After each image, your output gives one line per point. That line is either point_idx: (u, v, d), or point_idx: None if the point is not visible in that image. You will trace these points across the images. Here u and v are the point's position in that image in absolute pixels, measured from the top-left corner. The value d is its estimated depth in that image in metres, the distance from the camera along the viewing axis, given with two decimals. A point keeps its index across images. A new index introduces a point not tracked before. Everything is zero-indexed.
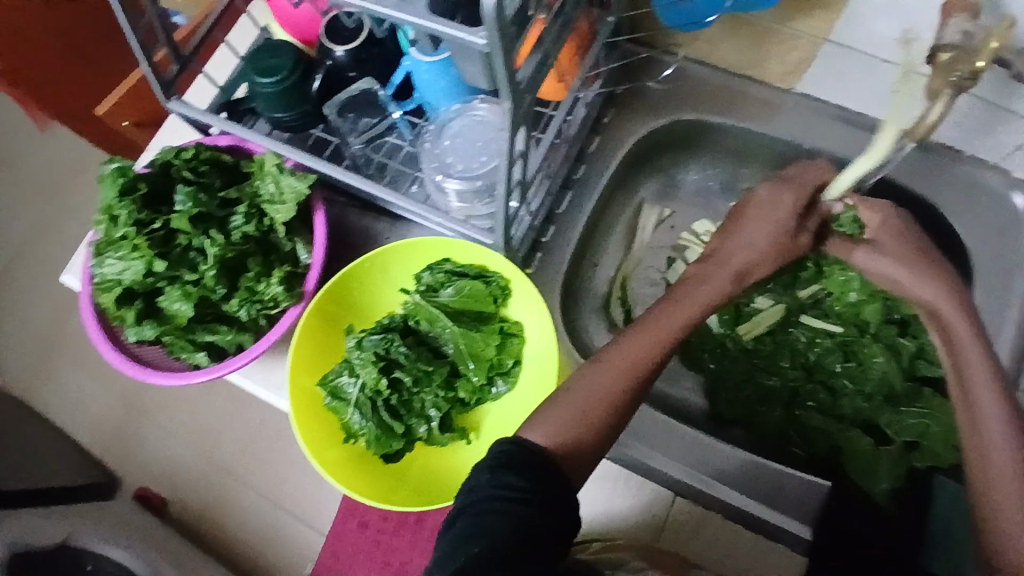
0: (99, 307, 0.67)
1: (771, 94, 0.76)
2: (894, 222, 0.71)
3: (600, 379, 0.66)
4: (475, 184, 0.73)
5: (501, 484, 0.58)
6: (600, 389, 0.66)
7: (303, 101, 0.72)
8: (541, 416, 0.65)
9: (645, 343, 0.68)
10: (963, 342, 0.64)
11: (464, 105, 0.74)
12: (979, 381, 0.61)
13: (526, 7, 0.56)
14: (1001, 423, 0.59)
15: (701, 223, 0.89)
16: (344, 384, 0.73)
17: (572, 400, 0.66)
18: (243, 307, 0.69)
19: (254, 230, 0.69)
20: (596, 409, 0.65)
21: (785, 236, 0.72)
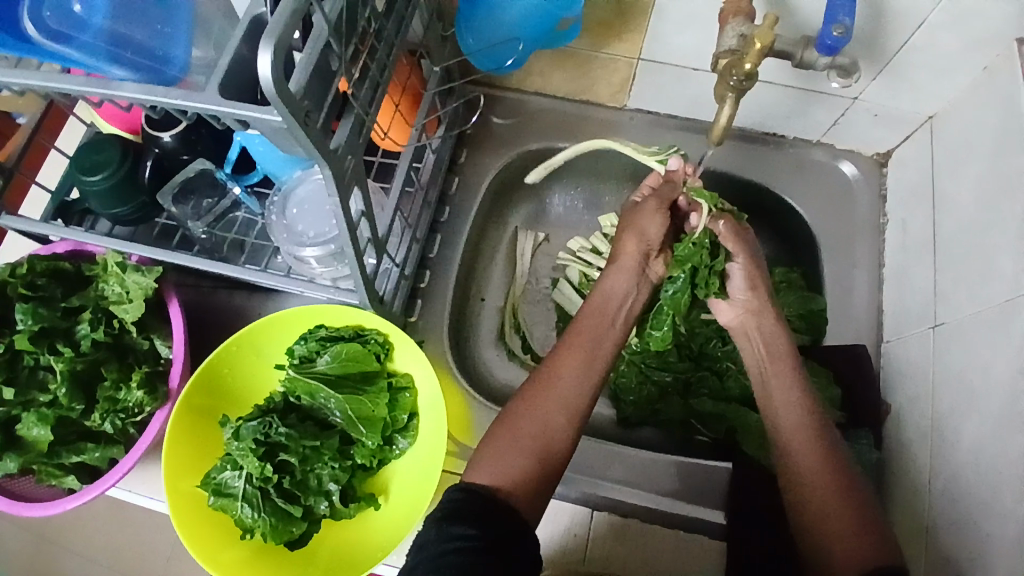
0: None
1: (609, 115, 0.90)
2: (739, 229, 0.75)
3: (539, 400, 0.61)
4: (329, 248, 0.68)
5: (451, 535, 0.51)
6: (541, 411, 0.60)
7: (137, 194, 0.73)
8: (480, 460, 0.59)
9: (576, 353, 0.64)
10: (780, 374, 0.67)
11: (305, 171, 0.70)
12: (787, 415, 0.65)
13: (327, 67, 0.49)
14: (818, 456, 0.61)
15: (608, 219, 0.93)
16: (228, 479, 0.65)
17: (514, 430, 0.60)
18: (107, 420, 0.66)
19: (104, 335, 0.67)
20: (540, 435, 0.59)
21: (652, 219, 0.72)
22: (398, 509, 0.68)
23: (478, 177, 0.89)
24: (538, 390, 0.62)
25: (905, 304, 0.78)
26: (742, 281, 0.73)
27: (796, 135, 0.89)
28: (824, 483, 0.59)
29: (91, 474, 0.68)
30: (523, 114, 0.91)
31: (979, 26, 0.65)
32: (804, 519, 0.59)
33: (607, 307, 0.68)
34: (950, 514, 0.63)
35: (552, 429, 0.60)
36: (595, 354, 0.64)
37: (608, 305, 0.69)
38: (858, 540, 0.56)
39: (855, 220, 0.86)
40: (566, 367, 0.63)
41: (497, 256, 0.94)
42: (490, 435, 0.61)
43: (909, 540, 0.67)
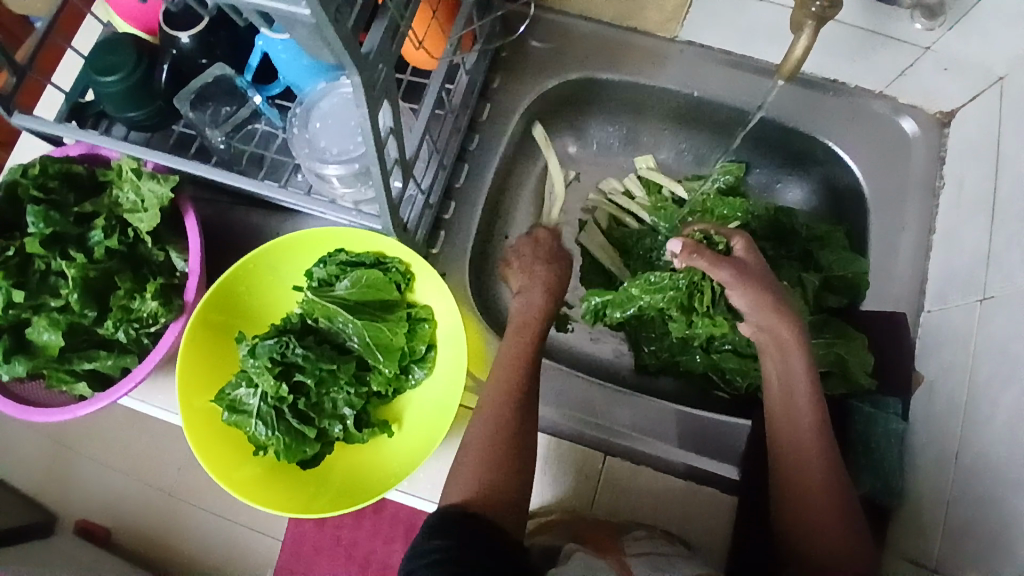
0: None
1: (657, 45, 0.84)
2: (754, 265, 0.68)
3: (485, 419, 0.64)
4: (353, 167, 0.63)
5: (426, 548, 0.53)
6: (489, 429, 0.63)
7: (153, 97, 0.69)
8: (451, 489, 0.62)
9: (505, 372, 0.67)
10: (790, 351, 0.65)
11: (331, 83, 0.65)
12: (795, 443, 0.63)
13: None
14: (817, 436, 0.62)
15: (644, 159, 0.92)
16: (243, 397, 0.65)
17: (471, 452, 0.63)
18: (120, 329, 0.64)
19: (118, 244, 0.65)
20: (495, 447, 0.62)
21: (555, 272, 0.79)
22: (412, 438, 0.68)
23: (512, 104, 0.83)
24: (483, 413, 0.65)
25: (953, 272, 0.73)
26: (745, 303, 0.67)
27: (858, 83, 0.82)
28: (823, 502, 0.60)
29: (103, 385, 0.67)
30: (563, 39, 0.85)
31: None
32: (800, 538, 0.60)
33: (528, 322, 0.72)
34: (973, 491, 0.61)
35: (506, 440, 0.63)
36: (523, 364, 0.67)
37: (529, 321, 0.72)
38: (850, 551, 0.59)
39: (908, 179, 0.80)
40: (502, 377, 0.66)
41: (525, 193, 0.91)
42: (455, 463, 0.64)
43: (926, 513, 0.65)
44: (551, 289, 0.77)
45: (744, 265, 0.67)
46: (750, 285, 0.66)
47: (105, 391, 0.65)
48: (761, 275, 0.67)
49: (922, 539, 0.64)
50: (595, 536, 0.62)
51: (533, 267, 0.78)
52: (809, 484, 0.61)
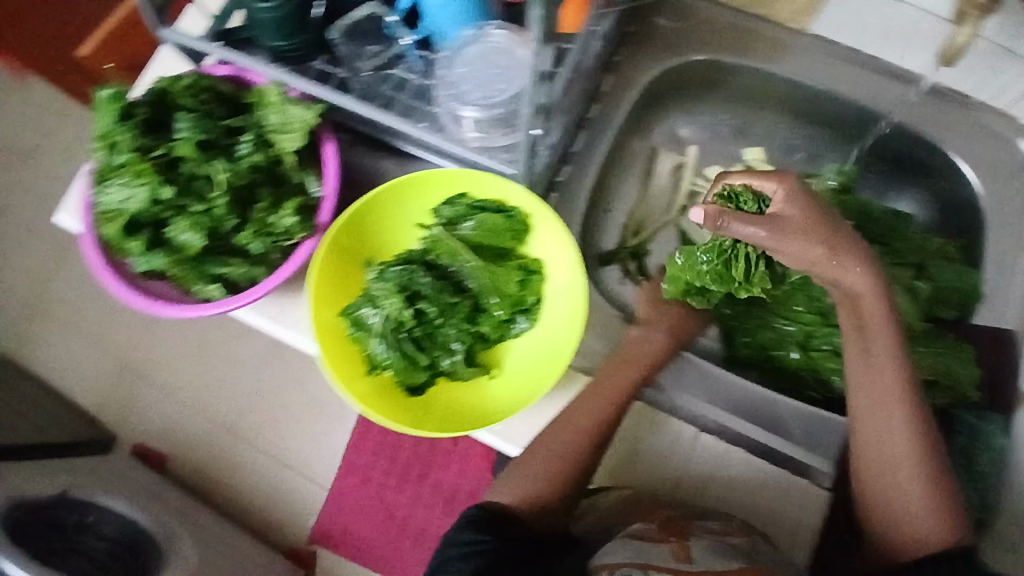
0: (101, 240, 0.69)
1: (782, 35, 0.82)
2: (798, 197, 0.62)
3: (562, 433, 0.70)
4: (493, 112, 0.66)
5: (467, 537, 0.66)
6: (560, 445, 0.70)
7: (303, 29, 0.72)
8: (510, 478, 0.72)
9: (597, 401, 0.70)
10: (876, 330, 0.61)
11: (478, 31, 0.68)
12: (871, 407, 0.62)
13: None
14: (904, 428, 0.61)
15: (754, 151, 0.92)
16: (367, 316, 0.69)
17: (537, 457, 0.71)
18: (255, 240, 0.68)
19: (262, 160, 0.69)
20: (559, 463, 0.70)
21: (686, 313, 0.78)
22: (513, 380, 0.70)
23: (636, 76, 0.84)
24: (562, 428, 0.71)
25: None
26: (801, 258, 0.60)
27: (991, 97, 0.80)
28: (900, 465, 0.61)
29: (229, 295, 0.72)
30: (692, 18, 0.84)
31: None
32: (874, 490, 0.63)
33: (639, 357, 0.73)
34: None
35: (570, 461, 0.70)
36: (620, 404, 0.70)
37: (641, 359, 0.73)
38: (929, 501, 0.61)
39: None
40: (590, 412, 0.70)
41: (631, 172, 0.93)
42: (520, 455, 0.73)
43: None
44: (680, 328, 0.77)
45: (781, 223, 0.60)
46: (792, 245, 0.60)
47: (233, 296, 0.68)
48: (807, 220, 0.60)
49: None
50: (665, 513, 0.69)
51: (662, 303, 0.79)
52: (885, 447, 0.61)
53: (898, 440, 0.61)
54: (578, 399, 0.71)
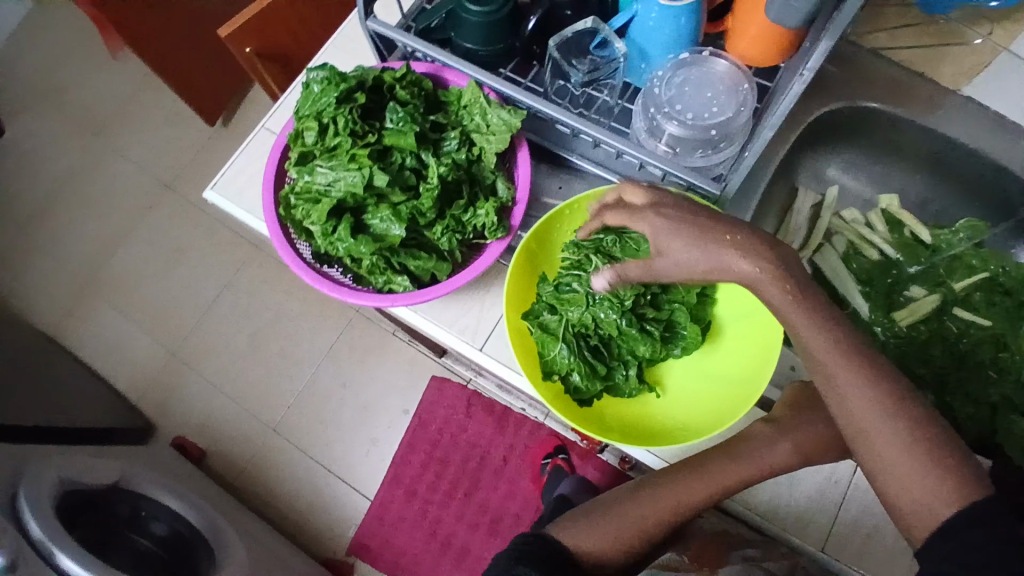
0: (289, 220, 0.67)
1: (937, 92, 0.84)
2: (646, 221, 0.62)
3: (642, 505, 0.75)
4: (707, 133, 0.69)
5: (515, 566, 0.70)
6: (640, 516, 0.74)
7: (510, 37, 0.73)
8: (582, 529, 0.76)
9: (691, 490, 0.72)
10: (784, 306, 0.58)
11: (694, 55, 0.71)
12: (876, 420, 0.56)
13: None
14: (884, 418, 0.55)
15: (889, 199, 0.94)
16: (549, 321, 0.68)
17: (617, 522, 0.75)
18: (446, 236, 0.68)
19: (465, 158, 0.70)
20: (637, 531, 0.74)
21: None
22: (686, 400, 0.69)
23: (799, 117, 0.86)
24: (646, 501, 0.74)
25: None
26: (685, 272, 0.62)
27: None
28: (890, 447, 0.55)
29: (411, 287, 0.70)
30: (856, 68, 0.87)
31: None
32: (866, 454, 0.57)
33: (756, 459, 0.72)
34: None
35: (647, 531, 0.75)
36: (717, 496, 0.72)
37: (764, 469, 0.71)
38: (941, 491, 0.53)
39: None
40: (681, 496, 0.73)
41: (773, 207, 0.94)
42: (595, 512, 0.77)
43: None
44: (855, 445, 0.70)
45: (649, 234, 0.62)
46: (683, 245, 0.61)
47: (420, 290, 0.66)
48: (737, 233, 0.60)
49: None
50: (703, 549, 0.74)
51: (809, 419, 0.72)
52: (878, 440, 0.56)
53: (905, 438, 0.55)
54: (676, 482, 0.73)
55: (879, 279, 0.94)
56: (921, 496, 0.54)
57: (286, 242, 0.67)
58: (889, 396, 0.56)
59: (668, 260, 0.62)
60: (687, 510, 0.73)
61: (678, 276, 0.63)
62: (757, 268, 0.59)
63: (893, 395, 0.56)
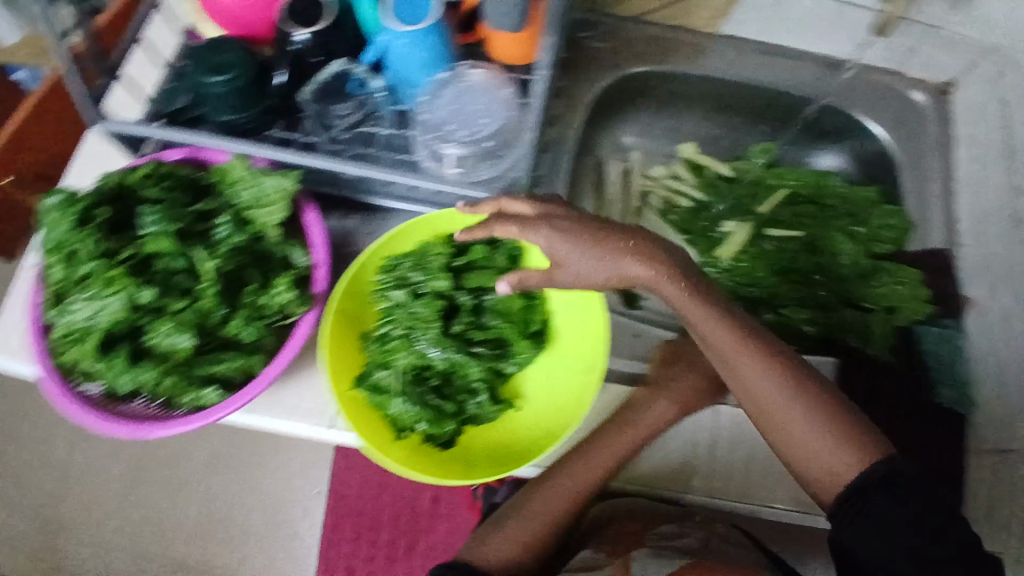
0: (60, 372, 0.59)
1: (697, 40, 0.91)
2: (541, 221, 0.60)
3: (549, 497, 0.72)
4: (484, 146, 0.69)
5: None
6: (549, 507, 0.72)
7: (260, 97, 0.68)
8: (494, 540, 0.71)
9: (587, 471, 0.71)
10: (699, 321, 0.62)
11: (453, 73, 0.71)
12: (784, 407, 0.62)
13: None
14: (781, 398, 0.62)
15: (687, 145, 0.99)
16: (383, 379, 0.64)
17: (523, 522, 0.71)
18: (247, 327, 0.62)
19: (243, 238, 0.63)
20: (546, 526, 0.71)
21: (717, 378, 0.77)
22: (544, 407, 0.68)
23: (579, 99, 0.89)
24: (550, 493, 0.72)
25: (985, 208, 0.84)
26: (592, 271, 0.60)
27: (883, 62, 0.91)
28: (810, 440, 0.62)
29: None
30: (618, 36, 0.90)
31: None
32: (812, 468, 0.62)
33: (646, 424, 0.72)
34: None
35: (558, 522, 0.71)
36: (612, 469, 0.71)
37: (650, 424, 0.72)
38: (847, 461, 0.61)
39: (930, 135, 0.90)
40: (580, 481, 0.72)
41: (588, 185, 0.97)
42: (504, 519, 0.73)
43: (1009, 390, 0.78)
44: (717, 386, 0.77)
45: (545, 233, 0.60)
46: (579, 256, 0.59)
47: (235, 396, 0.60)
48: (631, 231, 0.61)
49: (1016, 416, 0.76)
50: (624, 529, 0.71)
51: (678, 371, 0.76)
52: (795, 439, 0.62)
53: (817, 428, 0.62)
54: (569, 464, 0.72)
55: (696, 224, 0.98)
56: (838, 477, 0.61)
57: (62, 397, 0.59)
58: (786, 377, 0.63)
59: (568, 270, 0.60)
60: (591, 488, 0.71)
61: (578, 285, 0.61)
62: (648, 270, 0.60)
63: (781, 373, 0.63)
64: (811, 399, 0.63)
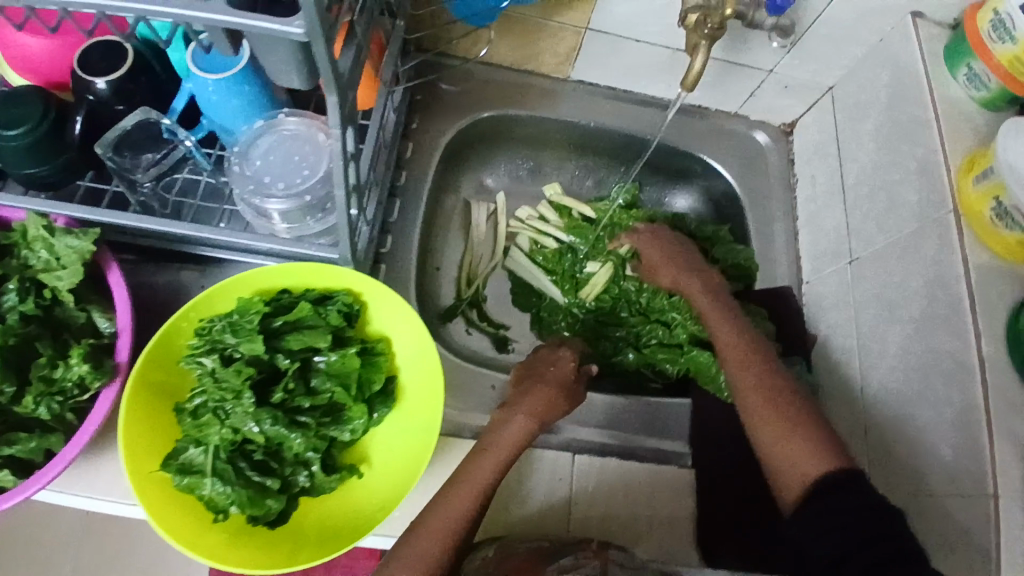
0: None
1: (551, 85, 0.95)
2: (649, 236, 0.92)
3: (424, 541, 0.61)
4: (303, 200, 0.64)
5: None
6: (423, 550, 0.60)
7: (61, 150, 0.66)
8: None
9: (463, 496, 0.64)
10: (715, 320, 0.82)
11: (269, 121, 0.66)
12: (765, 403, 0.71)
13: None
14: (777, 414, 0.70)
15: (553, 186, 1.01)
16: (194, 457, 0.61)
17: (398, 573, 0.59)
18: (41, 404, 0.59)
19: (34, 308, 0.61)
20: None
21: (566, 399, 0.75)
22: (386, 471, 0.67)
23: (432, 142, 0.89)
24: (423, 538, 0.61)
25: (820, 247, 0.88)
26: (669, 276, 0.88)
27: (716, 106, 0.99)
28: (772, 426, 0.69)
29: (26, 469, 0.62)
30: (470, 82, 0.93)
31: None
32: (764, 443, 0.69)
33: (501, 449, 0.68)
34: (888, 416, 0.71)
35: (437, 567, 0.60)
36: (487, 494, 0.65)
37: (511, 442, 0.69)
38: (814, 455, 0.65)
39: (770, 179, 0.98)
40: (446, 521, 0.62)
41: (452, 225, 0.98)
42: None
43: (850, 423, 0.76)
44: (565, 394, 0.76)
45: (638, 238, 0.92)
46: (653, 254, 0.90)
47: (32, 477, 0.60)
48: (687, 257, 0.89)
49: (856, 450, 0.75)
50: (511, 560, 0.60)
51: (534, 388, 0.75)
52: (766, 429, 0.69)
53: (797, 428, 0.68)
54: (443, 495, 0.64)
55: (563, 267, 0.98)
56: (796, 470, 0.65)
57: None
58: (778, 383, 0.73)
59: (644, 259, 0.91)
60: (465, 523, 0.63)
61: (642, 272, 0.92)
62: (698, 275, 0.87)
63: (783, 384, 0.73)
64: (775, 397, 0.71)
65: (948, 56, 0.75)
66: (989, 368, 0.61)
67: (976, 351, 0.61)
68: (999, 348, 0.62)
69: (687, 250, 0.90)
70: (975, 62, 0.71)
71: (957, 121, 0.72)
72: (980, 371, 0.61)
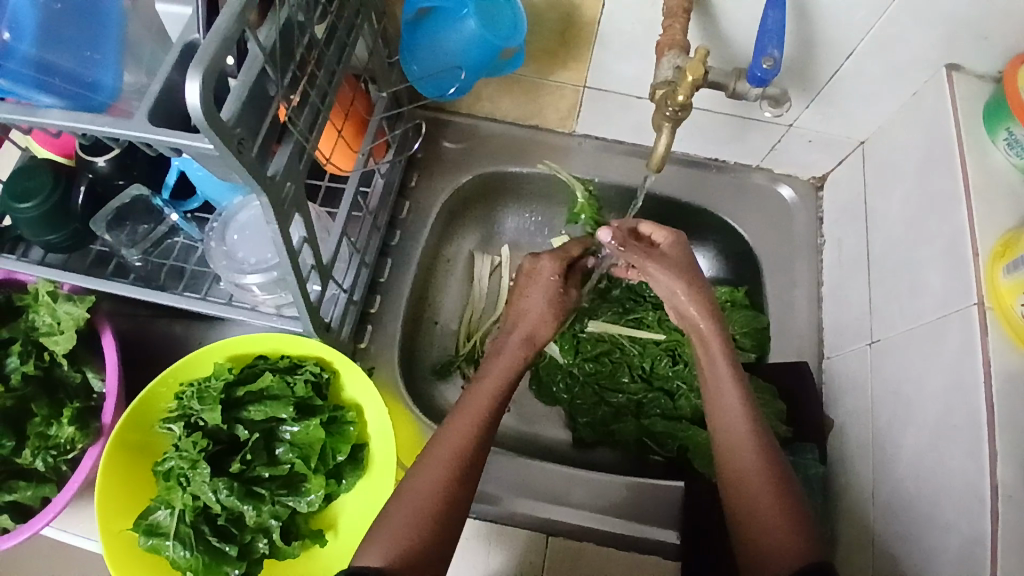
0: None
1: (560, 141, 0.92)
2: (682, 244, 0.78)
3: (434, 460, 0.61)
4: (271, 275, 0.66)
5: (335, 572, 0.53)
6: (434, 473, 0.60)
7: (68, 221, 0.70)
8: (377, 529, 0.58)
9: (470, 415, 0.64)
10: (715, 357, 0.70)
11: (246, 197, 0.70)
12: (743, 473, 0.62)
13: (253, 105, 0.46)
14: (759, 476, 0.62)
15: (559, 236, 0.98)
16: (161, 519, 0.63)
17: (412, 496, 0.59)
18: (37, 457, 0.65)
19: (34, 369, 0.66)
20: (434, 501, 0.58)
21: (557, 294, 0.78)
22: (349, 541, 0.67)
23: (431, 200, 0.89)
24: (434, 456, 0.61)
25: (844, 320, 0.80)
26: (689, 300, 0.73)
27: (736, 159, 0.93)
28: (761, 489, 0.61)
29: (23, 514, 0.67)
30: (473, 139, 0.92)
31: (910, 53, 0.69)
32: (743, 510, 0.61)
33: (491, 382, 0.68)
34: (902, 532, 0.62)
35: (450, 490, 0.59)
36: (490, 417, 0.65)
37: (482, 405, 0.65)
38: (789, 543, 0.57)
39: (795, 240, 0.90)
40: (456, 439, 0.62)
41: (454, 278, 0.97)
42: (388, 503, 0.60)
43: (858, 532, 0.69)
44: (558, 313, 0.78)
45: (663, 256, 0.75)
46: (663, 275, 0.74)
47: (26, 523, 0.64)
48: (681, 263, 0.75)
49: (861, 563, 0.67)
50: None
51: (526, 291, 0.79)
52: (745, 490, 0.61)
53: (769, 497, 0.60)
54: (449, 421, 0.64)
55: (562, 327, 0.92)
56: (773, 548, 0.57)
57: None
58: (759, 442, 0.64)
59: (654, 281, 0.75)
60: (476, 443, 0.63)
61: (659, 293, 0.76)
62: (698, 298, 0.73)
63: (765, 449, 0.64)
64: (769, 466, 0.62)
65: (986, 117, 0.66)
66: (1003, 501, 0.52)
67: (988, 480, 0.53)
68: (1018, 477, 0.53)
69: (699, 269, 0.76)
70: (1016, 126, 0.62)
71: (992, 198, 0.64)
72: (990, 504, 0.53)
